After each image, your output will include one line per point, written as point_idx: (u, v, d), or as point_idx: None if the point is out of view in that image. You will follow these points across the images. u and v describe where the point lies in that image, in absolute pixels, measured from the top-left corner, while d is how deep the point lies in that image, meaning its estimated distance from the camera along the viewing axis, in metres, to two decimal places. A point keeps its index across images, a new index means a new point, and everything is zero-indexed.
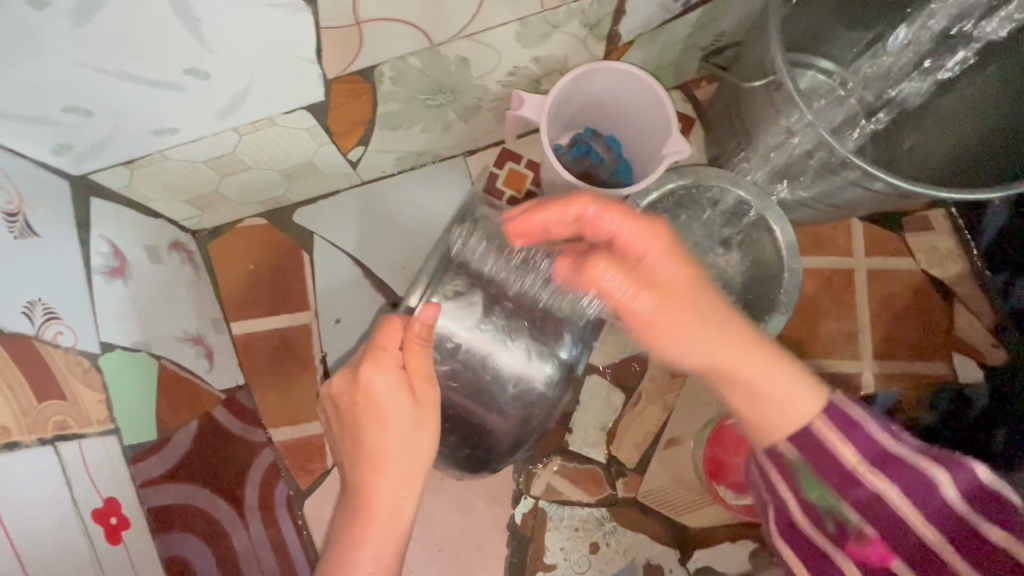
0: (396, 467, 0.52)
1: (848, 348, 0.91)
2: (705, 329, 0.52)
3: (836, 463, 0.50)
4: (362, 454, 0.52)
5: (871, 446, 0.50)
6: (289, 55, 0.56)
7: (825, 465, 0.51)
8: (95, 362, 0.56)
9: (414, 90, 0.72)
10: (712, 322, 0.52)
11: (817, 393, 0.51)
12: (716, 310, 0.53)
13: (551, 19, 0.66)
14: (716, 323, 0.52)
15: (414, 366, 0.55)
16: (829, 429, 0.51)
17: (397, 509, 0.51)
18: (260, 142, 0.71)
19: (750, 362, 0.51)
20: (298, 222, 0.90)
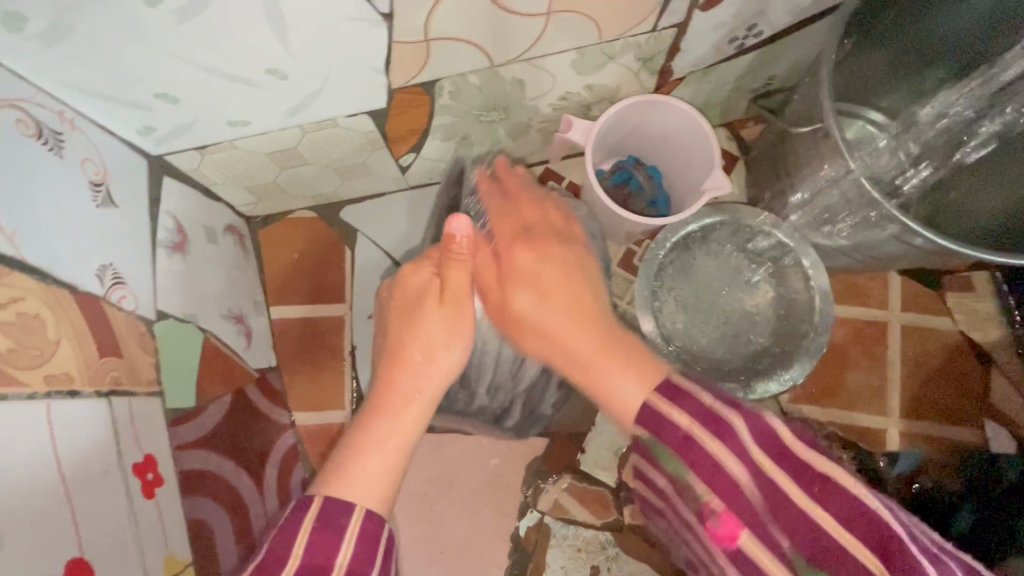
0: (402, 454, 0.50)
1: (875, 402, 0.89)
2: (554, 305, 0.52)
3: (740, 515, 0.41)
4: (395, 394, 0.52)
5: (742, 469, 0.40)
6: (361, 64, 0.61)
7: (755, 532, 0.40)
8: (150, 327, 0.61)
9: (470, 106, 0.75)
10: (565, 313, 0.52)
11: (636, 380, 0.45)
12: (579, 295, 0.53)
13: (608, 50, 0.69)
14: (586, 302, 0.53)
15: (450, 286, 0.55)
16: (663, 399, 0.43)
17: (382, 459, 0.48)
18: (321, 141, 0.76)
19: (608, 373, 0.47)
20: (344, 219, 0.95)
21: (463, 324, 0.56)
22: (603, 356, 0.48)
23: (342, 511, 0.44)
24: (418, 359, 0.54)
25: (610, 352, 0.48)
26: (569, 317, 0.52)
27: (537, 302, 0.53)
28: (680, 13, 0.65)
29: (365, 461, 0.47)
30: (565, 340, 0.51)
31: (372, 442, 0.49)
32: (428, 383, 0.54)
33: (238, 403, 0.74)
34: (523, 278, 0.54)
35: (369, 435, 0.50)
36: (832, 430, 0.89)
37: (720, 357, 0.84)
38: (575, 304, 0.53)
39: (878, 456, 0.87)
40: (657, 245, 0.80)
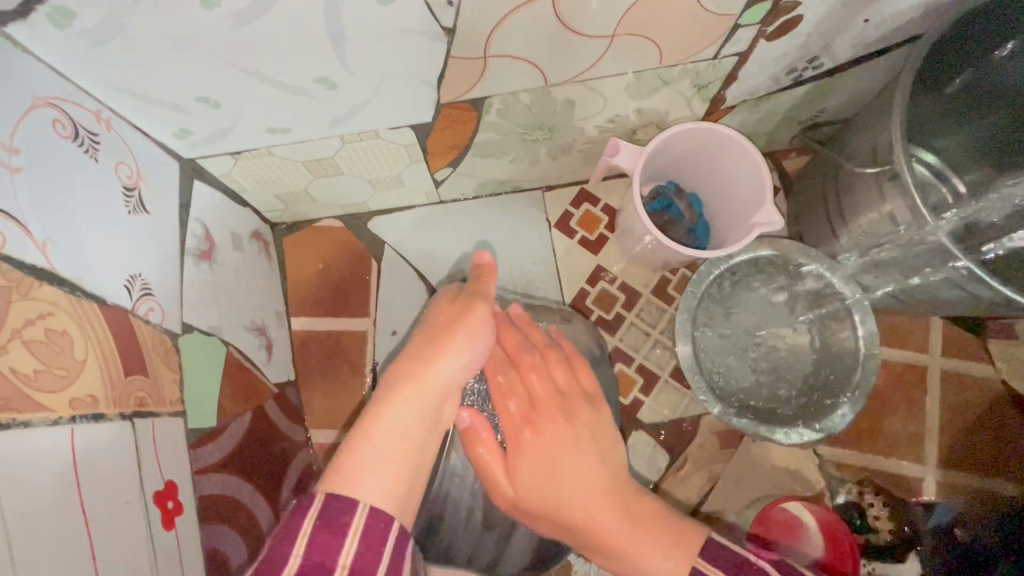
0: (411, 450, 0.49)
1: (911, 449, 0.86)
2: (580, 454, 0.56)
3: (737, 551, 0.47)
4: (406, 389, 0.51)
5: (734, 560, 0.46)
6: (414, 77, 0.58)
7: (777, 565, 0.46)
8: (175, 341, 0.57)
9: (515, 124, 0.73)
10: (597, 468, 0.55)
11: (679, 557, 0.48)
12: (603, 466, 0.55)
13: (665, 76, 0.67)
14: (597, 474, 0.54)
15: (473, 313, 0.56)
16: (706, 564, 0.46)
17: (385, 459, 0.47)
18: (360, 152, 0.73)
19: (636, 543, 0.49)
20: (372, 230, 0.92)
21: (475, 322, 0.55)
22: (639, 534, 0.50)
23: (348, 509, 0.43)
24: (432, 360, 0.52)
25: (615, 546, 0.51)
26: (592, 495, 0.53)
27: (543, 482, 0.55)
28: (744, 42, 0.63)
29: (365, 462, 0.46)
30: (566, 500, 0.53)
31: (366, 442, 0.48)
32: (438, 382, 0.52)
33: (257, 420, 0.71)
34: (546, 424, 0.58)
35: (363, 435, 0.48)
36: (866, 475, 0.86)
37: (758, 396, 0.80)
38: (559, 442, 0.57)
39: (913, 505, 0.85)
40: (700, 276, 0.77)
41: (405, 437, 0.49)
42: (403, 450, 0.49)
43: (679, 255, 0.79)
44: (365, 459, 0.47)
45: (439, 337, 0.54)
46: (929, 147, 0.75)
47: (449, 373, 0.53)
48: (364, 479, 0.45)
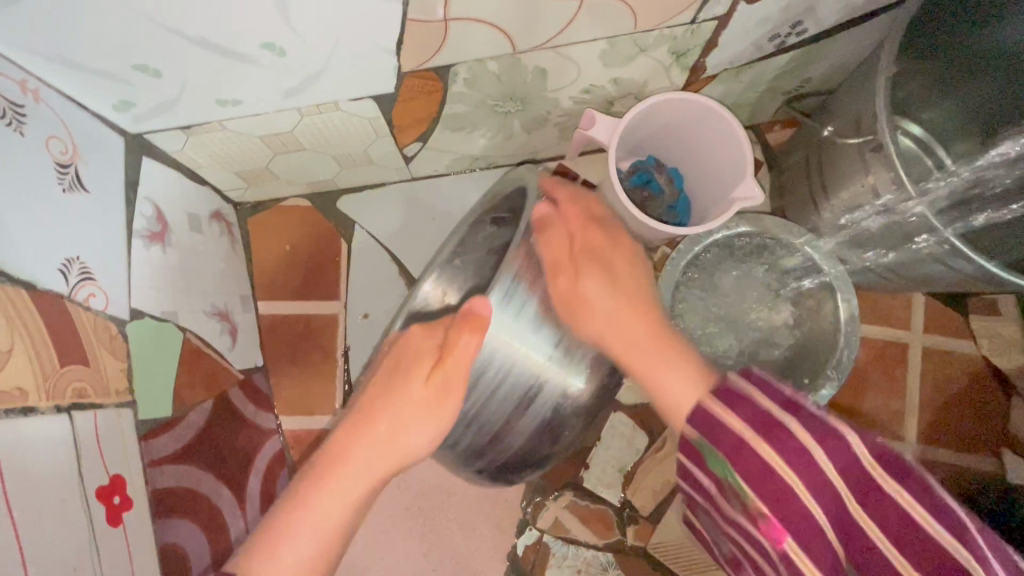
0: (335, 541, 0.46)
1: (891, 426, 0.86)
2: (610, 282, 0.55)
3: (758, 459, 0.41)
4: (347, 458, 0.49)
5: (759, 416, 0.41)
6: (370, 43, 0.54)
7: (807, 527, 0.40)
8: (122, 329, 0.54)
9: (485, 95, 0.69)
10: (630, 301, 0.54)
11: (690, 384, 0.47)
12: (638, 298, 0.55)
13: (641, 42, 0.63)
14: (636, 297, 0.55)
15: (455, 354, 0.52)
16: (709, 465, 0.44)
17: (309, 545, 0.45)
18: (321, 125, 0.69)
19: (669, 374, 0.49)
20: (341, 209, 0.88)
21: (454, 386, 0.52)
22: (652, 338, 0.52)
23: None
24: (398, 441, 0.51)
25: (629, 359, 0.52)
26: (625, 312, 0.54)
27: (603, 326, 0.54)
28: (724, 5, 0.59)
29: (286, 544, 0.44)
30: (658, 372, 0.50)
31: (284, 539, 0.44)
32: (380, 461, 0.50)
33: (220, 407, 0.69)
34: (587, 274, 0.56)
35: (282, 530, 0.45)
36: None
37: (738, 376, 0.79)
38: (632, 312, 0.54)
39: None
40: (678, 254, 0.74)
41: (351, 505, 0.47)
42: (336, 513, 0.46)
43: (657, 232, 0.76)
44: (287, 542, 0.44)
45: (406, 383, 0.52)
46: (913, 119, 0.72)
47: (412, 447, 0.51)
48: (278, 566, 0.43)
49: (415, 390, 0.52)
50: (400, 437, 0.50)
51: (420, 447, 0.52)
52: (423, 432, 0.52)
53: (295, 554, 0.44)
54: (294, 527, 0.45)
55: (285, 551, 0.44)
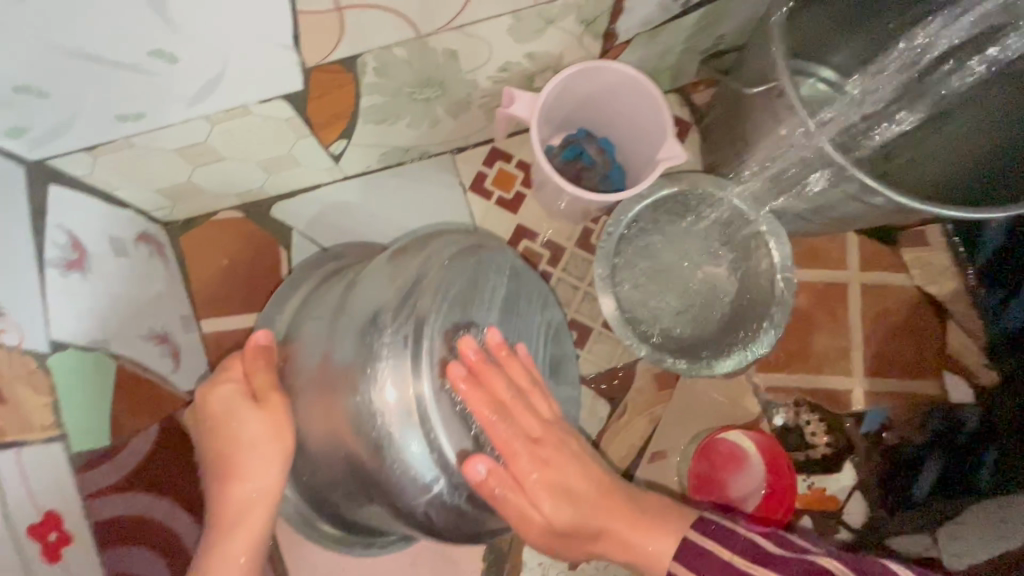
0: (247, 528, 0.59)
1: (839, 363, 0.88)
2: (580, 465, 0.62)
3: (691, 550, 0.55)
4: (220, 452, 0.61)
5: (702, 555, 0.55)
6: (266, 41, 0.52)
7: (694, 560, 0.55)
8: (44, 363, 0.52)
9: (400, 83, 0.68)
10: (583, 481, 0.61)
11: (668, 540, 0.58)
12: (597, 492, 0.61)
13: (546, 14, 0.63)
14: (591, 471, 0.62)
15: (256, 375, 0.61)
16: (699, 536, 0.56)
17: (245, 509, 0.60)
18: (236, 132, 0.67)
19: (648, 543, 0.59)
20: (277, 217, 0.86)
21: (275, 407, 0.60)
22: (635, 530, 0.59)
23: None
24: (241, 438, 0.60)
25: (636, 539, 0.59)
26: (600, 495, 0.61)
27: (554, 502, 0.60)
28: None
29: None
30: (639, 544, 0.59)
31: (216, 540, 0.59)
32: (259, 472, 0.60)
33: (168, 431, 0.68)
34: (551, 463, 0.60)
35: (214, 533, 0.59)
36: (798, 395, 0.88)
37: (686, 334, 0.81)
38: (582, 475, 0.62)
39: (847, 417, 0.87)
40: (610, 223, 0.75)
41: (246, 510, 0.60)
42: (243, 534, 0.59)
43: (591, 201, 0.77)
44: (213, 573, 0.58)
45: (243, 414, 0.60)
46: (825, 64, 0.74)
47: (261, 447, 0.60)
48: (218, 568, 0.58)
49: (269, 417, 0.60)
50: (239, 459, 0.59)
51: (262, 444, 0.60)
52: (261, 464, 0.60)
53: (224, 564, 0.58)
54: (220, 550, 0.58)
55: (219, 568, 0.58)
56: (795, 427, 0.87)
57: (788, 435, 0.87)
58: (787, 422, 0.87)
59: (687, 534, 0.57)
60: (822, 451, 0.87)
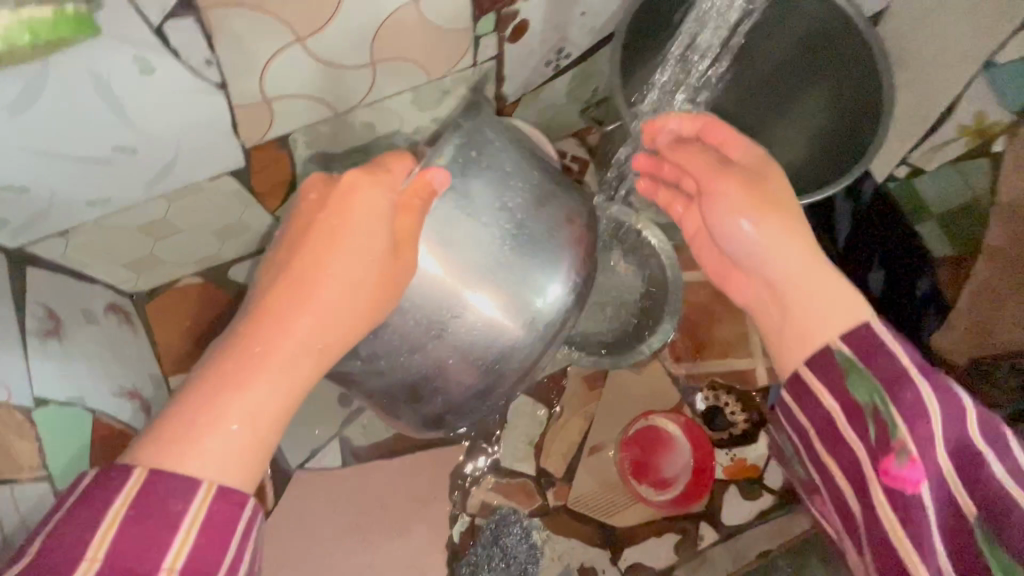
0: (258, 424, 0.46)
1: (742, 346, 1.00)
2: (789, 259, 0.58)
3: (846, 433, 0.50)
4: (296, 283, 0.51)
5: (891, 369, 0.48)
6: (209, 131, 0.66)
7: (844, 454, 0.50)
8: (29, 415, 0.61)
9: (329, 151, 0.82)
10: (806, 255, 0.58)
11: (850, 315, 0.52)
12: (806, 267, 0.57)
13: (441, 86, 0.78)
14: (774, 271, 0.59)
15: (366, 206, 0.53)
16: (845, 429, 0.50)
17: (263, 407, 0.47)
18: (191, 206, 0.79)
19: (809, 309, 0.55)
20: (233, 278, 0.96)
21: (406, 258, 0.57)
22: (798, 292, 0.57)
23: (176, 497, 0.42)
24: (320, 267, 0.52)
25: (802, 305, 0.56)
26: (808, 263, 0.57)
27: (783, 260, 0.58)
28: (491, 49, 0.76)
29: (189, 462, 0.43)
30: (812, 319, 0.54)
31: (174, 447, 0.43)
32: (335, 298, 0.52)
33: None
34: (784, 260, 0.59)
35: (170, 440, 0.43)
36: (711, 379, 0.99)
37: (601, 335, 0.93)
38: (779, 254, 0.59)
39: (757, 392, 0.98)
40: None
41: (272, 404, 0.47)
42: (280, 392, 0.48)
43: None
44: (187, 461, 0.43)
45: (311, 256, 0.52)
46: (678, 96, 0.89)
47: (351, 271, 0.52)
48: (215, 438, 0.44)
49: (324, 264, 0.52)
50: (288, 312, 0.50)
51: (360, 278, 0.53)
52: (351, 265, 0.52)
53: (204, 468, 0.43)
54: (199, 447, 0.44)
55: (189, 467, 0.43)
56: (716, 408, 0.97)
57: (711, 416, 0.97)
58: (709, 405, 0.98)
59: (879, 381, 0.48)
60: (742, 427, 0.97)
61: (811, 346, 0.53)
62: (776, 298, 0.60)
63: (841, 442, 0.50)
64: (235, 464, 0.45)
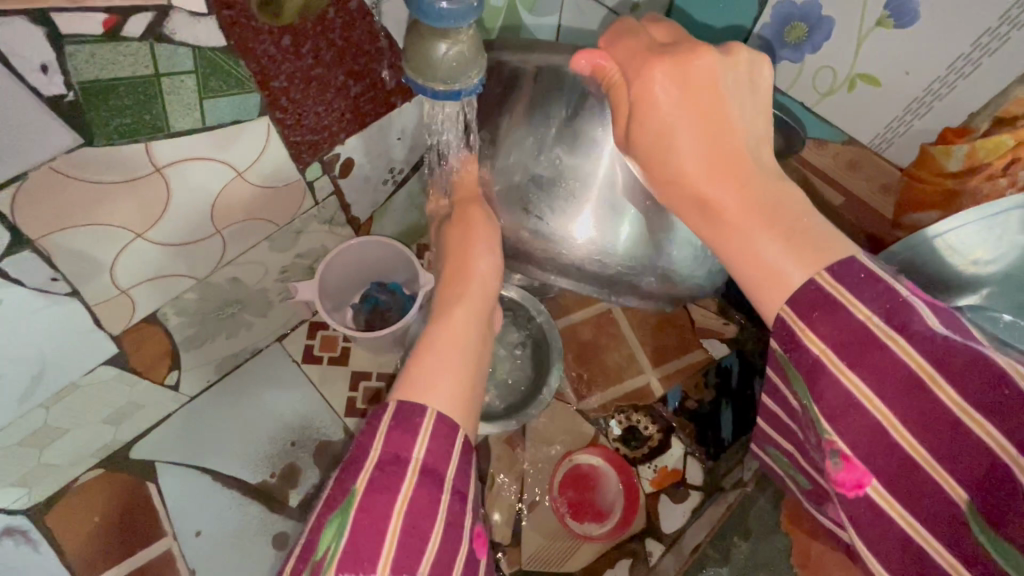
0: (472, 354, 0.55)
1: (630, 367, 1.09)
2: (778, 239, 0.49)
3: (840, 391, 0.45)
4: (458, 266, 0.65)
5: (848, 331, 0.45)
6: (72, 334, 0.70)
7: (848, 426, 0.45)
8: None
9: (203, 312, 0.86)
10: (779, 235, 0.49)
11: (807, 266, 0.47)
12: (769, 182, 0.51)
13: (293, 229, 0.86)
14: (765, 234, 0.49)
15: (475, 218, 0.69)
16: (859, 386, 0.44)
17: (459, 345, 0.55)
18: (71, 407, 0.80)
19: (759, 237, 0.49)
20: (136, 458, 0.95)
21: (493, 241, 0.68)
22: (764, 226, 0.49)
23: (416, 409, 0.48)
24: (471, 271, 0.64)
25: (728, 229, 0.51)
26: (752, 213, 0.50)
27: (738, 238, 0.51)
28: (327, 187, 0.84)
29: (428, 391, 0.50)
30: (762, 260, 0.49)
31: (421, 374, 0.51)
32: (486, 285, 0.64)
33: None
34: (722, 188, 0.52)
35: (419, 368, 0.52)
36: (611, 404, 1.07)
37: (500, 395, 1.00)
38: (728, 177, 0.52)
39: (654, 403, 1.07)
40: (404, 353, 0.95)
41: (465, 330, 0.57)
42: (459, 347, 0.55)
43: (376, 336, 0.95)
44: (428, 390, 0.50)
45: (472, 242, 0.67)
46: None
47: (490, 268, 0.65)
48: (438, 381, 0.51)
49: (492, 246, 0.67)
50: (470, 272, 0.64)
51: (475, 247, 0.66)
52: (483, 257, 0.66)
53: (434, 392, 0.50)
54: (424, 368, 0.52)
55: (428, 369, 0.52)
56: (631, 428, 1.06)
57: (626, 437, 1.05)
58: (624, 428, 1.06)
59: (831, 351, 0.45)
60: (657, 438, 1.06)
61: (767, 315, 0.49)
62: (676, 204, 0.56)
63: (851, 415, 0.45)
64: (462, 404, 0.50)
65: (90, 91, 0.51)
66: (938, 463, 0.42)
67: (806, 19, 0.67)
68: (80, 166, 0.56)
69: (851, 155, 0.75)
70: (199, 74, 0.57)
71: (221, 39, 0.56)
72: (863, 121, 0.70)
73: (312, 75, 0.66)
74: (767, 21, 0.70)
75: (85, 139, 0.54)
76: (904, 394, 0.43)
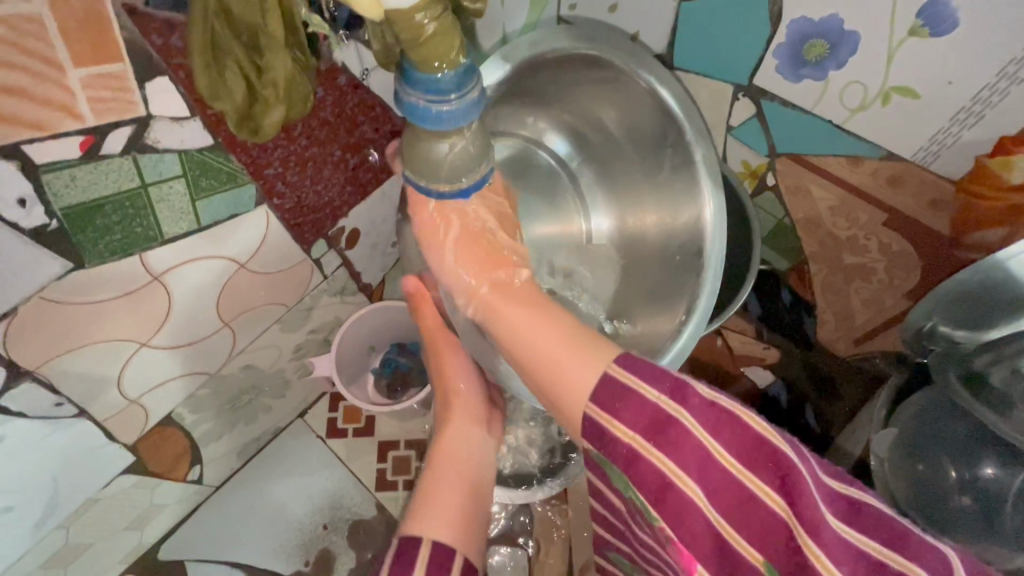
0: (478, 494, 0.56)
1: None
2: (569, 354, 0.46)
3: (654, 470, 0.39)
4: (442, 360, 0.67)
5: (645, 413, 0.40)
6: (85, 453, 0.68)
7: (673, 506, 0.39)
8: None
9: (219, 405, 0.82)
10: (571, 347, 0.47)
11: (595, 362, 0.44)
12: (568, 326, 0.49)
13: (303, 307, 0.82)
14: (563, 343, 0.48)
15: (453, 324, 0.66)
16: (651, 451, 0.39)
17: (460, 462, 0.58)
18: (91, 522, 0.78)
19: (577, 365, 0.45)
20: (164, 559, 0.91)
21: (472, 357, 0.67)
22: (574, 352, 0.46)
23: (412, 547, 0.46)
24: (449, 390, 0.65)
25: (549, 372, 0.47)
26: (555, 341, 0.48)
27: (542, 353, 0.48)
28: (334, 260, 0.80)
29: (434, 524, 0.48)
30: (564, 371, 0.46)
31: (426, 502, 0.52)
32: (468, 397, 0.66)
33: None
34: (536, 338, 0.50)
35: (423, 499, 0.52)
36: None
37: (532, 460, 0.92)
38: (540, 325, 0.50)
39: None
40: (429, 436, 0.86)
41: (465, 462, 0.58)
42: (456, 480, 0.55)
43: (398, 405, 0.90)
44: (433, 524, 0.48)
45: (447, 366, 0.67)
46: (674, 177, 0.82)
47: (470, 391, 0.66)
48: (438, 514, 0.49)
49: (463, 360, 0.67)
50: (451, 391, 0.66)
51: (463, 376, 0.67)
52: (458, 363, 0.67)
53: (441, 524, 0.48)
54: (425, 506, 0.51)
55: (433, 506, 0.51)
56: None
57: None
58: None
59: (637, 433, 0.40)
60: None
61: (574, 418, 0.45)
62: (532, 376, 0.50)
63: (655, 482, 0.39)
64: (459, 531, 0.49)
65: (73, 216, 0.48)
66: (736, 527, 0.37)
67: (826, 36, 0.62)
68: (74, 290, 0.53)
69: (892, 170, 0.68)
70: (188, 177, 0.53)
71: (207, 138, 0.52)
72: (904, 134, 0.64)
73: (308, 155, 0.62)
74: (781, 42, 0.65)
75: (74, 264, 0.51)
76: (712, 475, 0.38)
